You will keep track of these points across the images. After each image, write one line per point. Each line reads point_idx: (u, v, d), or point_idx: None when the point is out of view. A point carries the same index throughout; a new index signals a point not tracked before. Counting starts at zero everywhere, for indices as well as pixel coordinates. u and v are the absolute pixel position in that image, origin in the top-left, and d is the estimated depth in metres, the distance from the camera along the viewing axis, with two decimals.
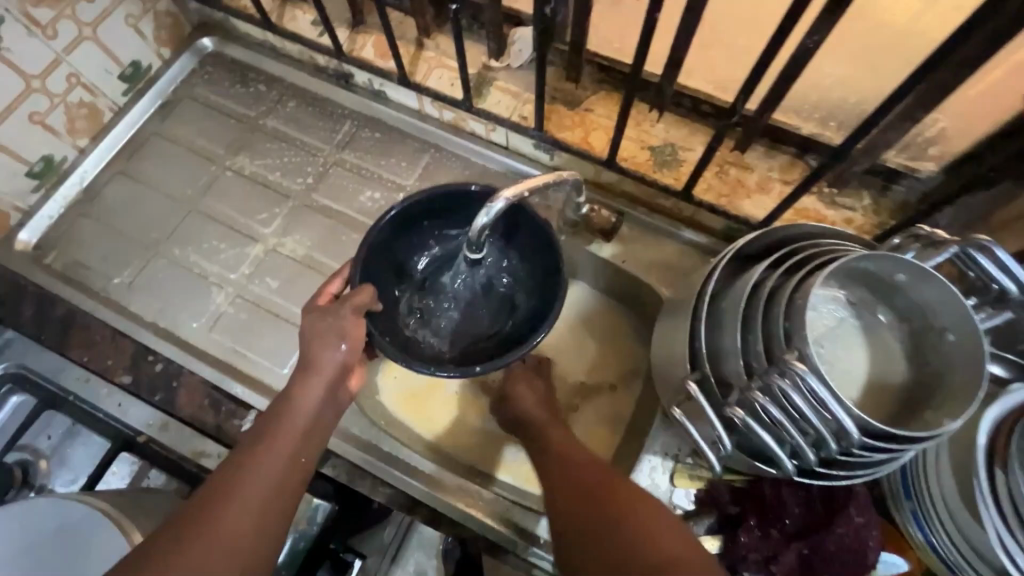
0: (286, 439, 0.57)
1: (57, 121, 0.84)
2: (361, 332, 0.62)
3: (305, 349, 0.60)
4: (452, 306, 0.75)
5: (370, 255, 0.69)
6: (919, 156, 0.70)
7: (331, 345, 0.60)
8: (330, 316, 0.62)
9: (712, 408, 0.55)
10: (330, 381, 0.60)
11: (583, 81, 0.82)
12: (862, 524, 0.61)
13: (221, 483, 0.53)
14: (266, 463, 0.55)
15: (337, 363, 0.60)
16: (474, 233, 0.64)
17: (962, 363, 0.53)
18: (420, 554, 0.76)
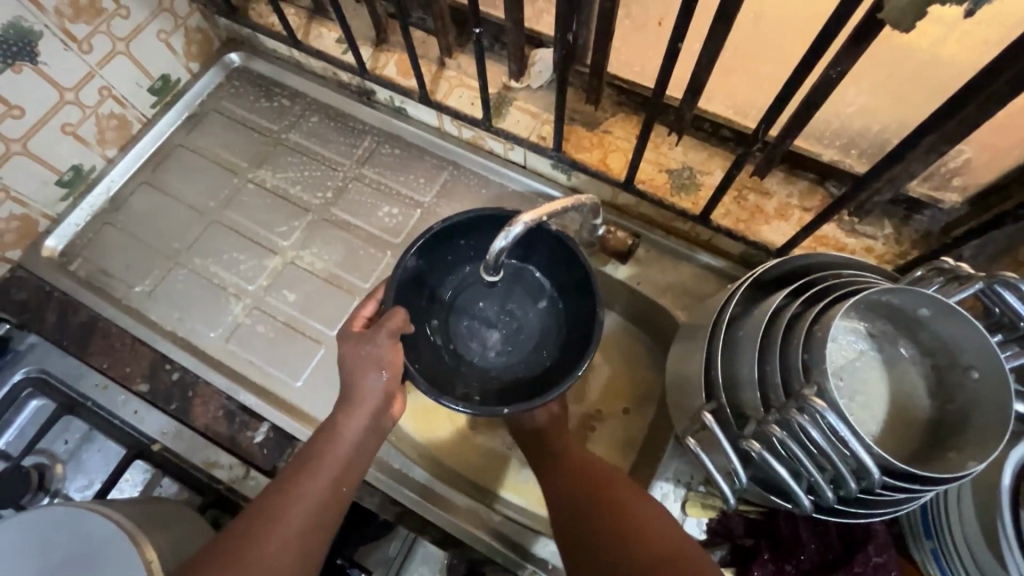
0: (329, 467, 0.59)
1: (88, 131, 0.86)
2: (399, 358, 0.62)
3: (348, 382, 0.62)
4: (480, 334, 0.76)
5: (402, 282, 0.69)
6: (943, 187, 0.69)
7: (371, 373, 0.61)
8: (367, 343, 0.62)
9: (728, 439, 0.54)
10: (372, 412, 0.61)
11: (603, 103, 0.83)
12: (880, 565, 0.59)
13: (267, 509, 0.56)
14: (309, 493, 0.57)
15: (378, 393, 0.61)
16: (492, 256, 0.64)
17: (987, 403, 0.52)
18: (425, 570, 0.77)
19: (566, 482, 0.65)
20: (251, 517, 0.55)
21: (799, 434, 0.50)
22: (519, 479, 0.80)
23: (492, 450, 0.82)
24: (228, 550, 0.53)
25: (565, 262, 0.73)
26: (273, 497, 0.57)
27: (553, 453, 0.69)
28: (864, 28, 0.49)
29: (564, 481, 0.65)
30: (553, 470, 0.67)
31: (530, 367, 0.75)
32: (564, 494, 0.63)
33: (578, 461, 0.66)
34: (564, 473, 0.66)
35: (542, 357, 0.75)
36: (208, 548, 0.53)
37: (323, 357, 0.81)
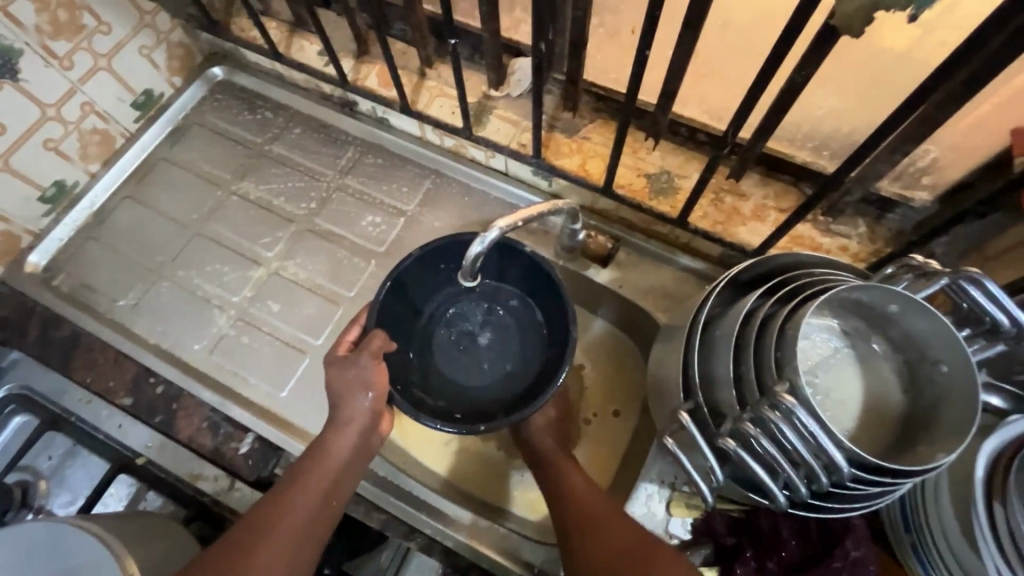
0: (320, 481, 0.60)
1: (70, 147, 0.87)
2: (385, 377, 0.63)
3: (336, 403, 0.62)
4: (460, 355, 0.77)
5: (384, 306, 0.70)
6: (913, 185, 0.70)
7: (357, 394, 0.62)
8: (351, 367, 0.63)
9: (704, 438, 0.55)
10: (360, 430, 0.62)
11: (580, 109, 0.84)
12: (859, 558, 0.59)
13: (258, 523, 0.56)
14: (302, 507, 0.58)
15: (365, 412, 0.62)
16: (468, 261, 0.65)
17: (956, 397, 0.53)
18: None
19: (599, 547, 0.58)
20: (241, 532, 0.55)
21: (772, 431, 0.50)
22: (512, 486, 0.81)
23: (479, 456, 0.83)
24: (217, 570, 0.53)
25: (537, 278, 0.74)
26: (264, 511, 0.57)
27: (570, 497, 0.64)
28: (824, 32, 0.50)
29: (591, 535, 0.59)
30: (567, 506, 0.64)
31: (505, 384, 0.76)
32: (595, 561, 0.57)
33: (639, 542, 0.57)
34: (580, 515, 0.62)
35: (525, 372, 0.76)
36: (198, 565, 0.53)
37: (308, 367, 0.82)
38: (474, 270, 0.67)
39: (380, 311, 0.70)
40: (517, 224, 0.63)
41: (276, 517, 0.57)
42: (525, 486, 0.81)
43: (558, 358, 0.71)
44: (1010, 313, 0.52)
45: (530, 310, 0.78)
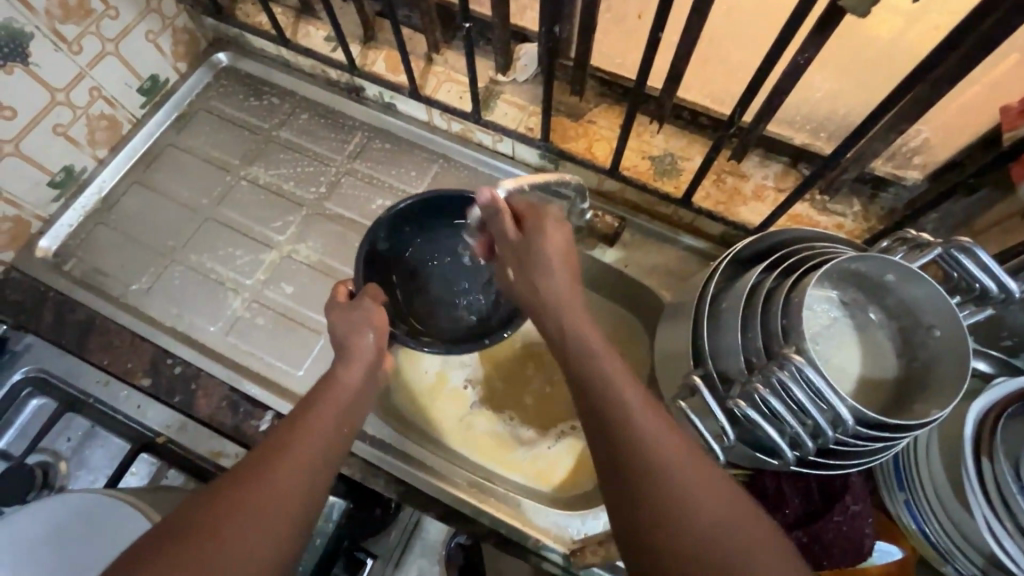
0: (333, 409, 0.60)
1: (79, 132, 0.87)
2: (385, 319, 0.68)
3: (342, 340, 0.66)
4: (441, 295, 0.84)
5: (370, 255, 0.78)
6: (905, 164, 0.74)
7: (362, 332, 0.66)
8: (354, 309, 0.68)
9: (715, 402, 0.58)
10: (367, 365, 0.65)
11: (586, 94, 0.86)
12: (858, 512, 0.63)
13: (273, 448, 0.55)
14: (317, 431, 0.58)
15: (372, 348, 0.66)
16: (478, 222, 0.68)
17: (948, 360, 0.57)
18: (422, 561, 0.85)
19: (688, 519, 0.47)
20: (256, 458, 0.54)
21: (780, 391, 0.54)
22: (518, 457, 0.83)
23: (487, 430, 0.84)
24: (237, 493, 0.51)
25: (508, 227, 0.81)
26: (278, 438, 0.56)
27: (647, 458, 0.50)
28: (826, 16, 0.54)
29: (671, 497, 0.48)
30: (640, 461, 0.50)
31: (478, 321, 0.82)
32: (685, 539, 0.46)
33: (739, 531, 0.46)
34: (657, 468, 0.49)
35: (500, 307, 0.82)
36: (214, 491, 0.51)
37: (323, 347, 0.83)
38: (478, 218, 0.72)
39: (367, 263, 0.77)
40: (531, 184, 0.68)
41: (292, 440, 0.56)
42: (531, 456, 0.83)
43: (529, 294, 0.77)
44: (996, 278, 0.55)
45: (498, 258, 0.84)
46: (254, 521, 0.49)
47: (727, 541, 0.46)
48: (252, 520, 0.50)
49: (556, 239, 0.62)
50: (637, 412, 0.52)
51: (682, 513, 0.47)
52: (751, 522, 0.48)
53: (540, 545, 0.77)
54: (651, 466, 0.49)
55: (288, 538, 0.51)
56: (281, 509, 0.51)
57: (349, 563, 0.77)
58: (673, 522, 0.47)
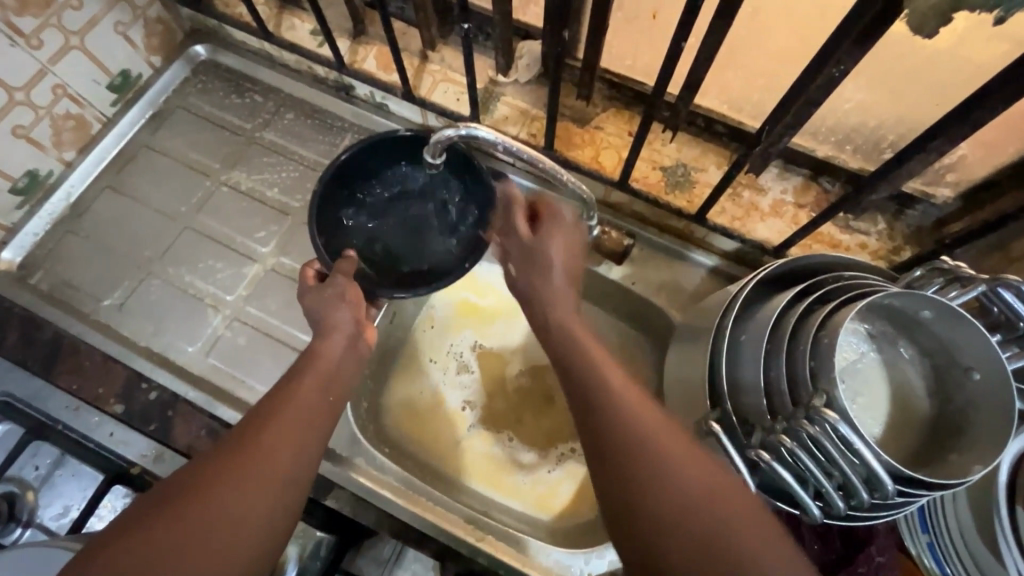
0: (316, 380, 0.57)
1: (42, 134, 0.80)
2: (359, 293, 0.66)
3: (318, 313, 0.63)
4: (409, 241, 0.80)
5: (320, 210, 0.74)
6: (936, 182, 0.69)
7: (337, 306, 0.63)
8: (325, 288, 0.64)
9: (735, 450, 0.53)
10: (346, 336, 0.63)
11: (593, 98, 0.80)
12: (882, 564, 0.59)
13: (259, 418, 0.53)
14: (302, 403, 0.55)
15: (349, 321, 0.63)
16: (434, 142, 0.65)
17: (989, 404, 0.52)
18: (417, 566, 0.84)
19: (655, 479, 0.47)
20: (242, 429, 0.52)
21: (807, 444, 0.49)
22: (518, 482, 0.81)
23: (483, 453, 0.83)
24: (218, 467, 0.48)
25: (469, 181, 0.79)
26: (258, 414, 0.53)
27: (615, 420, 0.51)
28: (868, 27, 0.48)
29: (639, 454, 0.48)
30: (608, 426, 0.51)
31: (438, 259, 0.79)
32: (654, 492, 0.47)
33: (704, 480, 0.47)
34: (623, 430, 0.50)
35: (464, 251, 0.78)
36: (196, 467, 0.49)
37: None
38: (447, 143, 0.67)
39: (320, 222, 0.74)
40: (514, 151, 0.62)
41: (274, 414, 0.53)
42: (530, 482, 0.81)
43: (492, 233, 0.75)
44: None
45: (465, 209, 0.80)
46: (238, 493, 0.47)
47: (694, 488, 0.46)
48: (238, 493, 0.47)
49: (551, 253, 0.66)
50: (602, 377, 0.55)
51: (651, 469, 0.48)
52: (716, 475, 0.47)
53: None
54: (619, 427, 0.50)
55: (275, 510, 0.48)
56: (267, 482, 0.48)
57: None
58: (641, 479, 0.47)
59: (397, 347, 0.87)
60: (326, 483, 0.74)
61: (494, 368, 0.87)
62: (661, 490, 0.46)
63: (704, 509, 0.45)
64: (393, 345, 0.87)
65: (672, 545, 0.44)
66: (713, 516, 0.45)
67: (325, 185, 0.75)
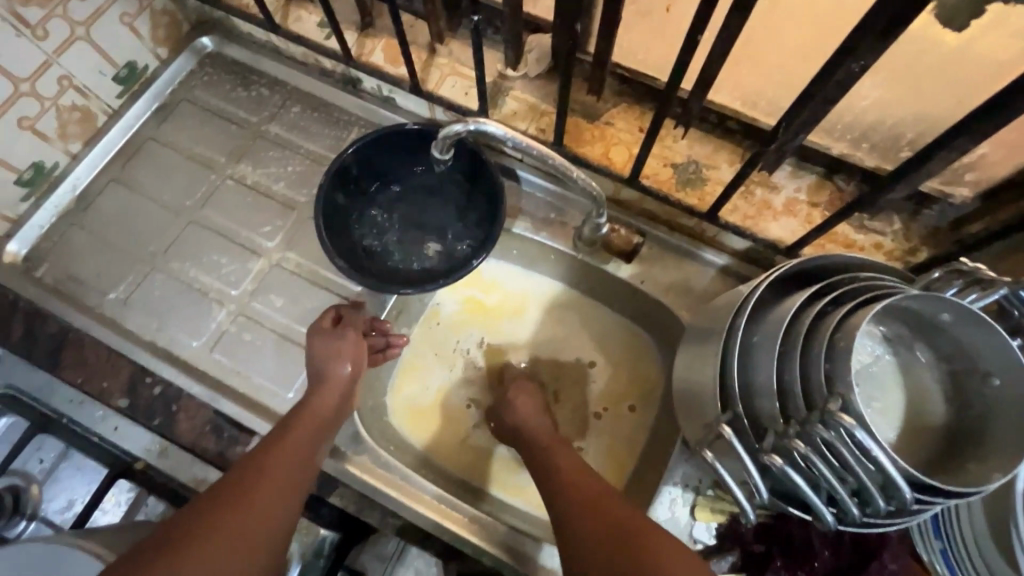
0: (308, 431, 0.64)
1: (48, 125, 0.79)
2: (363, 351, 0.72)
3: (319, 366, 0.70)
4: (413, 235, 0.80)
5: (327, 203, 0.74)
6: (955, 182, 0.67)
7: (338, 362, 0.70)
8: (332, 338, 0.71)
9: (746, 453, 0.52)
10: (339, 391, 0.69)
11: (604, 93, 0.79)
12: (895, 571, 0.59)
13: (247, 473, 0.58)
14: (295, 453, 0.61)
15: (346, 375, 0.70)
16: (443, 136, 0.64)
17: (1007, 410, 0.51)
18: (420, 563, 0.80)
19: (590, 539, 0.56)
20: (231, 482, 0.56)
21: (822, 448, 0.48)
22: (522, 482, 0.81)
23: (488, 449, 0.83)
24: (218, 510, 0.53)
25: (472, 174, 0.78)
26: (256, 461, 0.59)
27: (569, 500, 0.61)
28: (892, 22, 0.46)
29: (579, 525, 0.58)
30: (556, 489, 0.64)
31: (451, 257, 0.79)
32: (590, 554, 0.55)
33: (635, 536, 0.54)
34: (570, 501, 0.61)
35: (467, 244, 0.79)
36: (186, 513, 0.53)
37: None
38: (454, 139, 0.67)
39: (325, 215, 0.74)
40: (523, 148, 0.62)
41: (270, 464, 0.59)
42: (534, 483, 0.81)
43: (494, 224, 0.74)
44: None
45: (469, 201, 0.80)
46: (237, 531, 0.52)
47: (632, 547, 0.53)
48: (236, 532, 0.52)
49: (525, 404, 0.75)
50: (553, 457, 0.68)
51: (586, 528, 0.57)
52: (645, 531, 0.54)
53: None
54: (564, 495, 0.62)
55: (267, 553, 0.53)
56: (262, 525, 0.54)
57: None
58: (582, 545, 0.56)
59: (402, 343, 0.87)
60: (331, 480, 0.74)
61: (499, 366, 0.86)
62: (593, 548, 0.55)
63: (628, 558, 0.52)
64: None
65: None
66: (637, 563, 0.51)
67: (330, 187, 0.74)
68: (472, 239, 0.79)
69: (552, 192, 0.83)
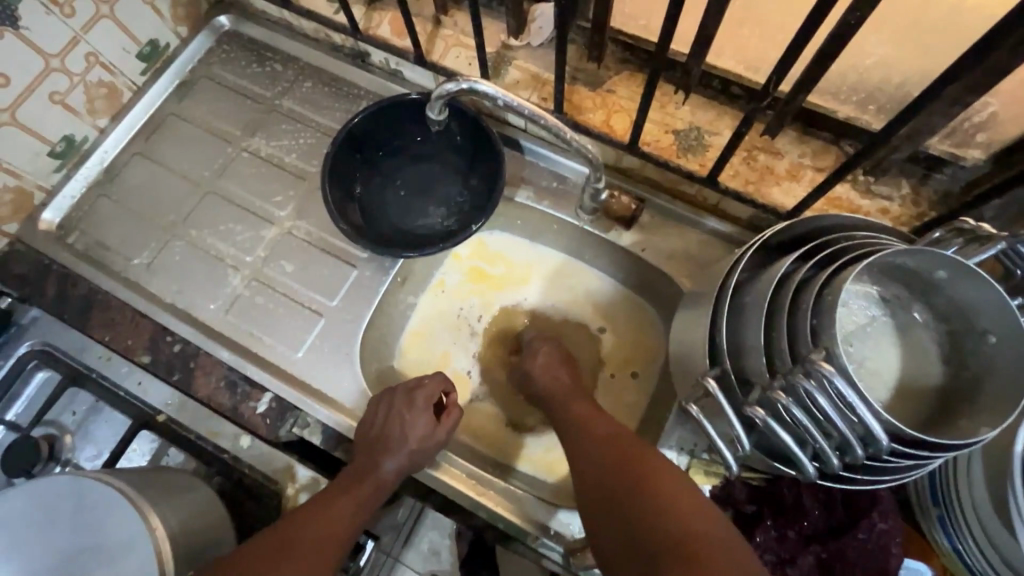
0: (359, 494, 0.67)
1: (77, 101, 0.84)
2: (442, 435, 0.74)
3: (393, 429, 0.71)
4: (418, 202, 0.84)
5: (333, 172, 0.78)
6: (966, 143, 0.65)
7: (410, 432, 0.71)
8: (425, 412, 0.74)
9: (731, 407, 0.52)
10: (405, 457, 0.70)
11: (605, 60, 0.79)
12: (884, 530, 0.59)
13: (298, 533, 0.61)
14: (345, 517, 0.64)
15: (415, 445, 0.71)
16: (437, 94, 0.66)
17: (1003, 369, 0.50)
18: (434, 534, 0.85)
19: (599, 470, 0.60)
20: (278, 542, 0.60)
21: (804, 401, 0.48)
22: (529, 448, 0.83)
23: (494, 415, 0.85)
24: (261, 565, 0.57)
25: (478, 142, 0.81)
26: (305, 515, 0.63)
27: (587, 448, 0.63)
28: None
29: (592, 464, 0.61)
30: (572, 435, 0.67)
31: (455, 218, 0.83)
32: (600, 483, 0.59)
33: (641, 465, 0.57)
34: (582, 452, 0.63)
35: (469, 211, 0.82)
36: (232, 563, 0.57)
37: (324, 329, 0.81)
38: (447, 99, 0.69)
39: (331, 183, 0.78)
40: (514, 108, 0.63)
41: (313, 524, 0.62)
42: (541, 448, 0.83)
43: (495, 190, 0.78)
44: None
45: (474, 169, 0.83)
46: None
47: (638, 476, 0.56)
48: None
49: (553, 373, 0.77)
50: (573, 407, 0.71)
51: (593, 464, 0.61)
52: (655, 466, 0.57)
53: (538, 542, 0.72)
54: (580, 441, 0.65)
55: None
56: None
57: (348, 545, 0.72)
58: (590, 482, 0.60)
59: (411, 311, 0.89)
60: (338, 436, 0.78)
61: (504, 333, 0.89)
62: (596, 475, 0.60)
63: (632, 482, 0.56)
64: (405, 309, 0.89)
65: (609, 517, 0.56)
66: (640, 487, 0.55)
67: (336, 155, 0.78)
68: (473, 206, 0.82)
69: (553, 161, 0.84)
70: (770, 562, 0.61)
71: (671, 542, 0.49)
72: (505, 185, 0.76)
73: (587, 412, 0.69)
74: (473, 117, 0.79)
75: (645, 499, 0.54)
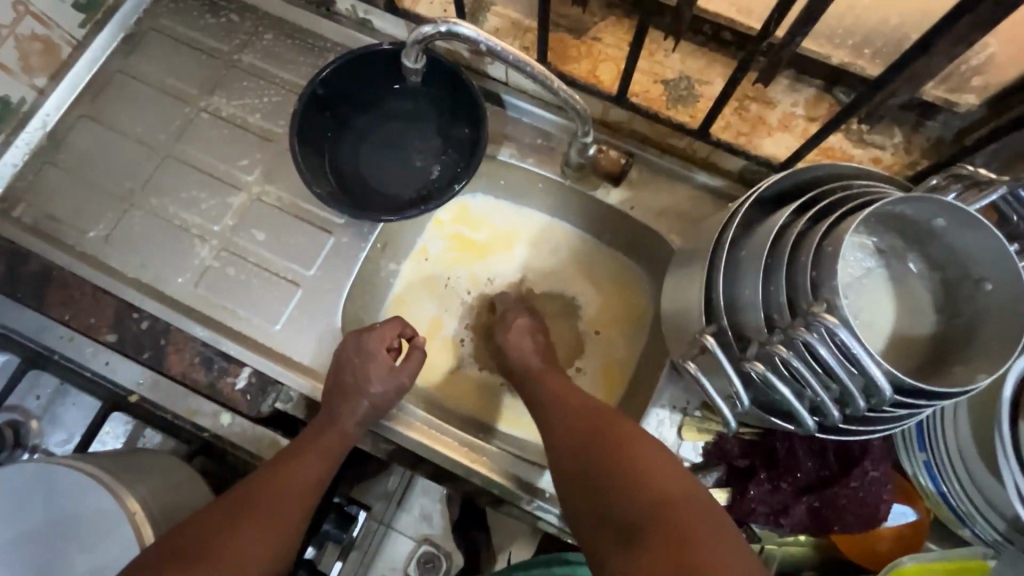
0: (325, 444, 0.66)
1: (9, 57, 0.75)
2: (403, 378, 0.72)
3: (349, 374, 0.69)
4: (396, 164, 0.79)
5: (303, 131, 0.73)
6: (961, 88, 0.63)
7: (369, 377, 0.69)
8: (379, 356, 0.71)
9: (729, 362, 0.51)
10: (368, 403, 0.69)
11: (590, 5, 0.74)
12: (876, 478, 0.60)
13: (262, 487, 0.61)
14: (308, 469, 0.64)
15: (376, 391, 0.70)
16: (417, 37, 0.60)
17: (999, 315, 0.50)
18: (425, 500, 0.84)
19: (575, 445, 0.59)
20: (242, 497, 0.60)
21: (804, 353, 0.47)
22: (518, 411, 0.82)
23: (482, 381, 0.83)
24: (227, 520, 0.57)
25: (459, 97, 0.76)
26: (271, 469, 0.63)
27: (570, 418, 0.62)
28: None
29: (573, 435, 0.60)
30: (546, 410, 0.66)
31: (438, 179, 0.79)
32: (579, 457, 0.58)
33: (617, 436, 0.57)
34: (563, 422, 0.62)
35: (451, 170, 0.78)
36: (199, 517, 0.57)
37: (303, 300, 0.77)
38: (425, 45, 0.63)
39: (302, 143, 0.73)
40: (498, 52, 0.58)
41: (277, 477, 0.62)
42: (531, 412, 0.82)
43: (477, 147, 0.73)
44: None
45: (455, 125, 0.79)
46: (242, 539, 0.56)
47: (618, 448, 0.56)
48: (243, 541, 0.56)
49: (525, 345, 0.75)
50: (543, 382, 0.70)
51: (572, 437, 0.60)
52: (636, 438, 0.56)
53: (533, 506, 0.72)
54: (558, 414, 0.64)
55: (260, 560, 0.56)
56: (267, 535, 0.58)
57: (341, 518, 0.72)
58: (569, 453, 0.59)
59: (393, 278, 0.86)
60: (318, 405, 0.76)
61: (492, 298, 0.86)
62: (575, 448, 0.59)
63: (609, 454, 0.55)
64: (386, 277, 0.85)
65: (589, 489, 0.55)
66: (617, 459, 0.54)
67: (305, 113, 0.73)
68: (454, 166, 0.78)
69: (538, 117, 0.80)
70: (764, 513, 0.62)
71: (657, 513, 0.49)
72: (489, 142, 0.72)
73: (561, 385, 0.68)
74: (451, 69, 0.74)
75: (627, 471, 0.53)
